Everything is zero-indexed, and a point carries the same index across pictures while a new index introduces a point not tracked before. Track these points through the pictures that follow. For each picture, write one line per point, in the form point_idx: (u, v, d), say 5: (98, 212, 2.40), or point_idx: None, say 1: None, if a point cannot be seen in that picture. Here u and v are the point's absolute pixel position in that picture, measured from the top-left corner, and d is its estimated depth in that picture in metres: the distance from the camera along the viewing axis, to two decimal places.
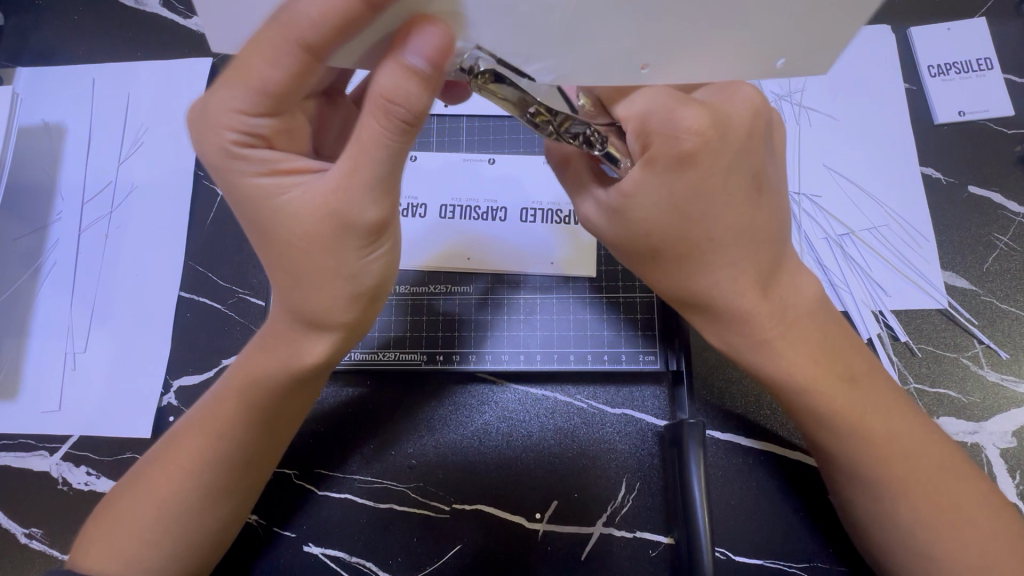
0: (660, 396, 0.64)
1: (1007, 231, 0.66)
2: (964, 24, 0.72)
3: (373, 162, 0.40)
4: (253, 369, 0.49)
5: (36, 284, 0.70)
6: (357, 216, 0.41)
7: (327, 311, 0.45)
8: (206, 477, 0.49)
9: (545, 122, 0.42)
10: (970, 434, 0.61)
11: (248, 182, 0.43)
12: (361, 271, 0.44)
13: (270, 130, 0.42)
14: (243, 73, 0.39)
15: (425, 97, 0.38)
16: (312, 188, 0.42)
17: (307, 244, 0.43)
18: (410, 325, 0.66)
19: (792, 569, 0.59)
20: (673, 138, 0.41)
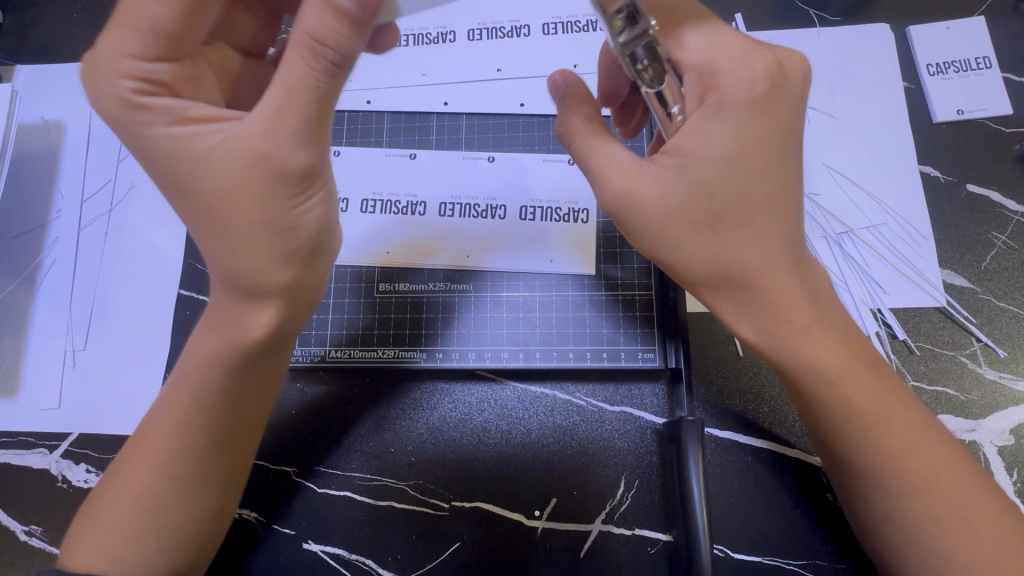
0: (659, 393, 0.64)
1: (1005, 230, 0.67)
2: (963, 23, 0.72)
3: (301, 103, 0.43)
4: (203, 345, 0.49)
5: (35, 282, 0.70)
6: (287, 159, 0.43)
7: (253, 270, 0.46)
8: (183, 464, 0.49)
9: (619, 28, 0.42)
10: (968, 431, 0.62)
11: (160, 132, 0.45)
12: (296, 220, 0.46)
13: (171, 76, 0.45)
14: (134, 17, 0.43)
15: (355, 41, 0.42)
16: (231, 136, 0.44)
17: (233, 187, 0.44)
18: (381, 312, 0.67)
19: (790, 566, 0.59)
20: (746, 81, 0.45)
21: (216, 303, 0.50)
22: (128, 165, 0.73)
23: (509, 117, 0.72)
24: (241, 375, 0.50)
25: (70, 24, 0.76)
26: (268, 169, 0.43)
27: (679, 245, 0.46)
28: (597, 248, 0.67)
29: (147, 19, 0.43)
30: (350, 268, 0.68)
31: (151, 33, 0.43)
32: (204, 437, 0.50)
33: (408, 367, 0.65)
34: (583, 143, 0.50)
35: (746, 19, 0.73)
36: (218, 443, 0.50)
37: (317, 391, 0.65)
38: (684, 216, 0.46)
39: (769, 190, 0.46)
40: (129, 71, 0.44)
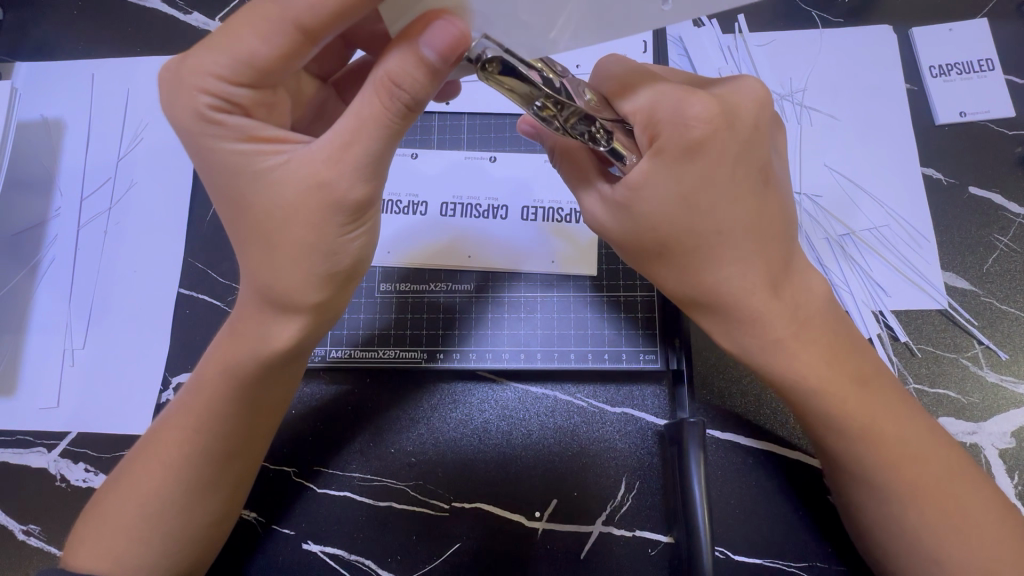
0: (659, 395, 0.64)
1: (1008, 232, 0.67)
2: (965, 25, 0.72)
3: (370, 138, 0.40)
4: (227, 357, 0.49)
5: (35, 279, 0.70)
6: (345, 190, 0.42)
7: (292, 290, 0.45)
8: (192, 468, 0.49)
9: (553, 113, 0.41)
10: (970, 434, 0.61)
11: (225, 148, 0.43)
12: (344, 248, 0.44)
13: (250, 101, 0.42)
14: (230, 38, 0.40)
15: (427, 87, 0.40)
16: (294, 162, 0.42)
17: (290, 215, 0.43)
18: (393, 321, 0.66)
19: (791, 569, 0.59)
20: (681, 127, 0.42)
21: (243, 311, 0.49)
22: (128, 163, 0.73)
23: (510, 117, 0.71)
24: (258, 384, 0.49)
25: (70, 22, 0.76)
26: (325, 199, 0.42)
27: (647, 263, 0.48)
28: (598, 250, 0.67)
29: (245, 47, 0.40)
30: None
31: (241, 60, 0.41)
32: (212, 442, 0.49)
33: (432, 382, 0.65)
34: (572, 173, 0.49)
35: (748, 20, 0.73)
36: (227, 451, 0.50)
37: (316, 391, 0.65)
38: (638, 245, 0.47)
39: (742, 214, 0.44)
40: (211, 87, 0.41)
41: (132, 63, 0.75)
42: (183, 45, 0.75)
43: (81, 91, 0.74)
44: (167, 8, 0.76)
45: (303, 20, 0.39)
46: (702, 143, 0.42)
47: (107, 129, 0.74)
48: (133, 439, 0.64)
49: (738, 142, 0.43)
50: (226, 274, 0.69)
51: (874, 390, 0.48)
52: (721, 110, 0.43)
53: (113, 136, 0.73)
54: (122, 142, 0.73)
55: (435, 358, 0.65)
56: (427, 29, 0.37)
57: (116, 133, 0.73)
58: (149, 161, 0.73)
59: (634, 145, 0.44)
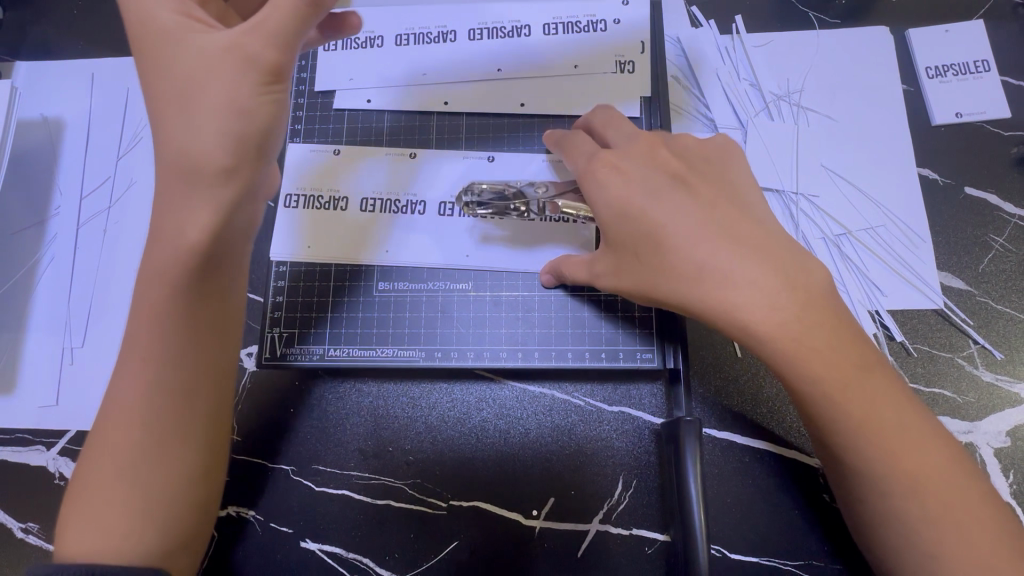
0: (657, 394, 0.64)
1: (1003, 232, 0.67)
2: (961, 26, 0.73)
3: (278, 15, 0.48)
4: (159, 255, 0.48)
5: (34, 277, 0.70)
6: (260, 55, 0.48)
7: (202, 177, 0.47)
8: (160, 408, 0.48)
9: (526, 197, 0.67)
10: (964, 433, 0.62)
11: (150, 16, 0.49)
12: (256, 113, 0.48)
13: None
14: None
15: None
16: (213, 39, 0.48)
17: (207, 108, 0.47)
18: (391, 319, 0.66)
19: (787, 567, 0.59)
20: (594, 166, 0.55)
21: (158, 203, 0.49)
22: (127, 162, 0.73)
23: (508, 117, 0.71)
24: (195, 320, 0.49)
25: (70, 21, 0.76)
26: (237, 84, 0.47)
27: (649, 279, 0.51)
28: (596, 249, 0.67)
29: None
30: (349, 268, 0.67)
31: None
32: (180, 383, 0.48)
33: (431, 380, 0.66)
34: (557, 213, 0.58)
35: (746, 22, 0.73)
36: (193, 388, 0.49)
37: (315, 389, 0.65)
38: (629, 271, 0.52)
39: (676, 206, 0.51)
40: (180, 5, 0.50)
41: (132, 62, 0.75)
42: None
43: (81, 90, 0.75)
44: None
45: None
46: (614, 164, 0.54)
47: (106, 129, 0.74)
48: None
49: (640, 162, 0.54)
50: None
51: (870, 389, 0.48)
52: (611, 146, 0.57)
53: (112, 135, 0.74)
54: (122, 141, 0.73)
55: (434, 357, 0.65)
56: None
57: (115, 132, 0.74)
58: (148, 160, 0.73)
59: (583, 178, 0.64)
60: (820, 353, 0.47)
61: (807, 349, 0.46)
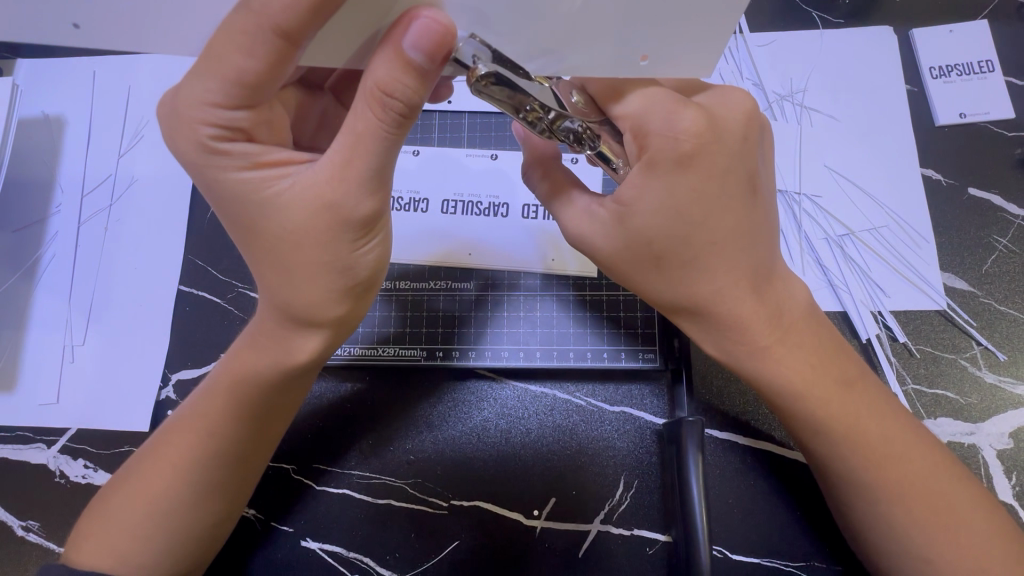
0: (659, 394, 0.64)
1: (1007, 233, 0.67)
2: (965, 26, 0.72)
3: (369, 154, 0.40)
4: (240, 368, 0.49)
5: (35, 276, 0.70)
6: (353, 207, 0.42)
7: (325, 260, 0.44)
8: (201, 472, 0.50)
9: (540, 117, 0.42)
10: (968, 435, 0.61)
11: (232, 177, 0.43)
12: (359, 263, 0.45)
13: (250, 122, 0.42)
14: (218, 66, 0.39)
15: (420, 92, 0.39)
16: (302, 180, 0.42)
17: (301, 187, 0.42)
18: (394, 320, 0.66)
19: (788, 568, 0.59)
20: (672, 139, 0.43)
21: (260, 326, 0.49)
22: (128, 160, 0.73)
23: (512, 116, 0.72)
24: (279, 385, 0.49)
25: None
26: (375, 116, 0.39)
27: (638, 274, 0.48)
28: None
29: (234, 70, 0.39)
30: None
31: (235, 82, 0.39)
32: (203, 451, 0.50)
33: (444, 384, 0.65)
34: (548, 190, 0.51)
35: (749, 21, 0.73)
36: (229, 461, 0.50)
37: (321, 390, 0.65)
38: (634, 253, 0.47)
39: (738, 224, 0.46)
40: (207, 120, 0.41)
41: (133, 60, 0.75)
42: None
43: (81, 87, 0.75)
44: None
45: (382, 82, 0.38)
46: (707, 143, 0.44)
47: (107, 126, 0.74)
48: (131, 435, 0.64)
49: (727, 155, 0.45)
50: (226, 271, 0.69)
51: (859, 398, 0.50)
52: (709, 120, 0.44)
53: (113, 133, 0.74)
54: (123, 140, 0.73)
55: (436, 356, 0.65)
56: (410, 29, 0.37)
57: (117, 131, 0.74)
58: (149, 158, 0.73)
59: (621, 148, 0.46)
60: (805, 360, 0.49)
61: (794, 351, 0.49)
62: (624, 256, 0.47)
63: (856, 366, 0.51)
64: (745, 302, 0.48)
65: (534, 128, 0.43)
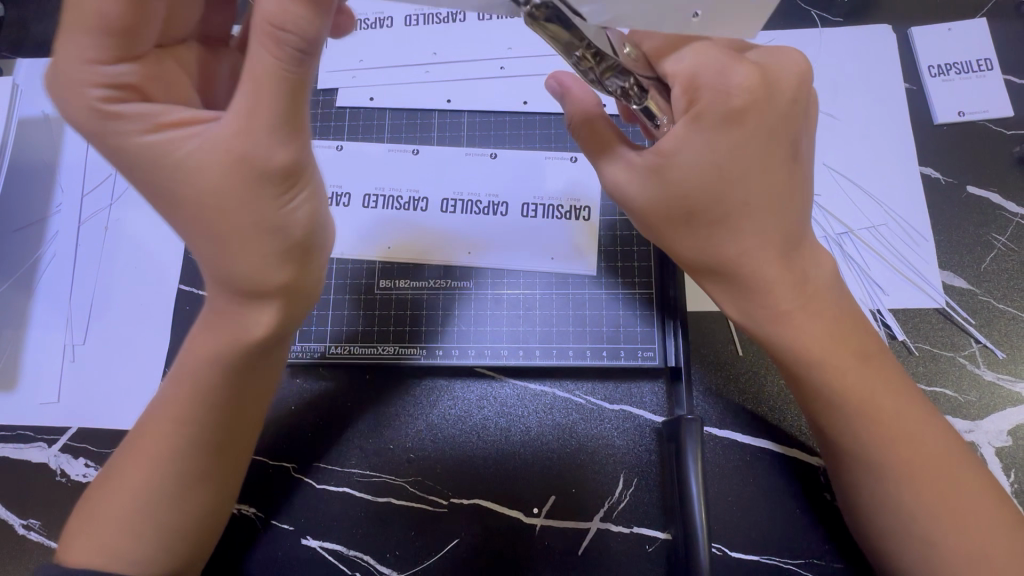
0: (658, 392, 0.64)
1: (1006, 231, 0.67)
2: (964, 24, 0.72)
3: (273, 98, 0.42)
4: (201, 347, 0.50)
5: (35, 276, 0.70)
6: (270, 155, 0.43)
7: (260, 217, 0.44)
8: (181, 460, 0.50)
9: (591, 65, 0.43)
10: (966, 432, 0.62)
11: (134, 142, 0.43)
12: (289, 220, 0.45)
13: (137, 77, 0.44)
14: (82, 16, 0.41)
15: (314, 23, 0.41)
16: (209, 138, 0.43)
17: (207, 146, 0.43)
18: (393, 319, 0.66)
19: (788, 566, 0.59)
20: (723, 94, 0.44)
21: (213, 303, 0.49)
22: None
23: (511, 114, 0.72)
24: (242, 362, 0.49)
25: None
26: (272, 56, 0.41)
27: (665, 229, 0.49)
28: (602, 243, 0.68)
29: (99, 16, 0.41)
30: (350, 263, 0.68)
31: (108, 32, 0.41)
32: (183, 440, 0.50)
33: (443, 381, 0.65)
34: (589, 140, 0.50)
35: None
36: (205, 447, 0.50)
37: (293, 386, 0.65)
38: None
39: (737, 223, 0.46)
40: (93, 77, 0.42)
41: None
42: None
43: None
44: None
45: (275, 19, 0.40)
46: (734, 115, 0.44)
47: None
48: None
49: (772, 114, 0.45)
50: None
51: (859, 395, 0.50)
52: (762, 77, 0.44)
53: None
54: None
55: (435, 355, 0.65)
56: None
57: None
58: None
59: (668, 106, 0.46)
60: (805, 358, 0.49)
61: (794, 349, 0.49)
62: (655, 213, 0.48)
63: None
64: None
65: (583, 73, 0.44)
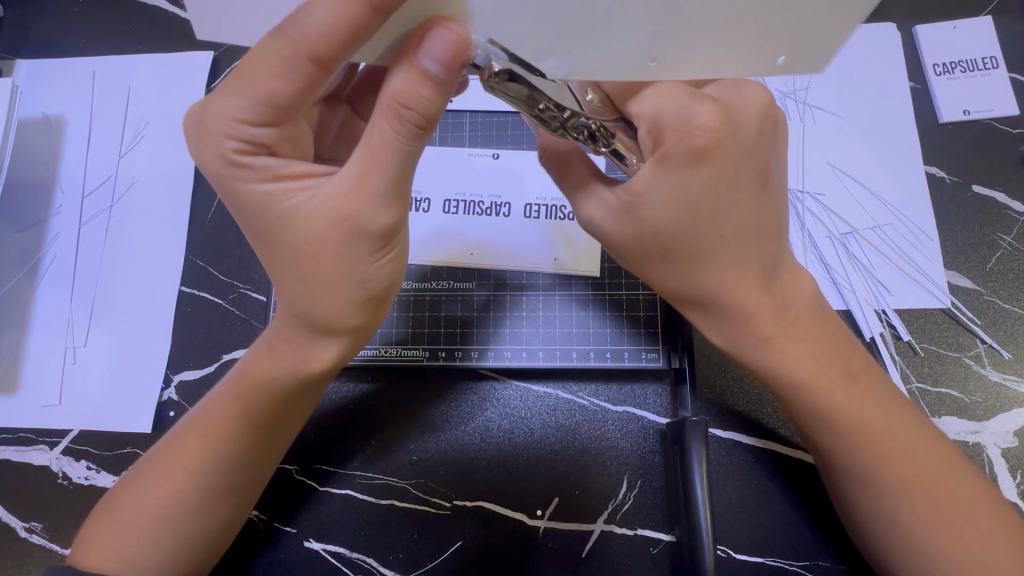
0: (662, 394, 0.64)
1: (1011, 231, 0.66)
2: (969, 22, 0.72)
3: (384, 166, 0.40)
4: (260, 374, 0.49)
5: (36, 278, 0.70)
6: (370, 219, 0.42)
7: (345, 273, 0.44)
8: (208, 474, 0.49)
9: (554, 114, 0.42)
10: (972, 433, 0.61)
11: (253, 189, 0.43)
12: (374, 276, 0.45)
13: (276, 139, 0.42)
14: (250, 82, 0.39)
15: (439, 101, 0.39)
16: (320, 193, 0.42)
17: (319, 200, 0.42)
18: (396, 320, 0.66)
19: (793, 568, 0.59)
20: (686, 133, 0.42)
21: (281, 331, 0.49)
22: (129, 160, 0.73)
23: (514, 114, 0.71)
24: (294, 391, 0.50)
25: (71, 19, 0.76)
26: (393, 130, 0.39)
27: (644, 266, 0.49)
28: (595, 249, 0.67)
29: (267, 91, 0.39)
30: None
31: (263, 101, 0.40)
32: (212, 453, 0.50)
33: (450, 384, 0.65)
34: (568, 178, 0.50)
35: None
36: (235, 464, 0.50)
37: (343, 388, 0.65)
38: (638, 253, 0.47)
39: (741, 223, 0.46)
40: (234, 133, 0.41)
41: (133, 60, 0.75)
42: (184, 43, 0.75)
43: (81, 88, 0.74)
44: (168, 4, 0.76)
45: (403, 98, 0.38)
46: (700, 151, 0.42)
47: (108, 126, 0.74)
48: (134, 436, 0.64)
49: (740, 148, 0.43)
50: (227, 271, 0.69)
51: (864, 397, 0.50)
52: (725, 113, 0.42)
53: (114, 134, 0.73)
54: (123, 140, 0.73)
55: (439, 357, 0.65)
56: (429, 42, 0.36)
57: (117, 131, 0.73)
58: (150, 158, 0.73)
59: (636, 145, 0.46)
60: (808, 359, 0.49)
61: (797, 351, 0.49)
62: (634, 248, 0.48)
63: (861, 363, 0.51)
64: (749, 303, 0.47)
65: (547, 125, 0.43)
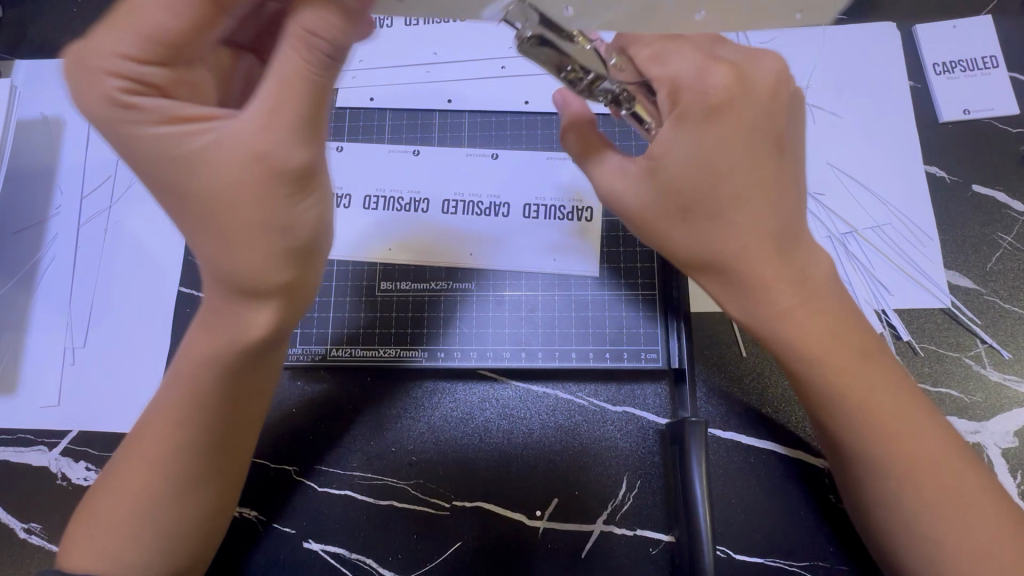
0: (661, 393, 0.64)
1: (1011, 231, 0.66)
2: (969, 21, 0.72)
3: (297, 101, 0.41)
4: (202, 349, 0.48)
5: (35, 278, 0.70)
6: (285, 157, 0.42)
7: (265, 216, 0.43)
8: (175, 465, 0.49)
9: (579, 78, 0.43)
10: (972, 433, 0.61)
11: (146, 134, 0.42)
12: (298, 222, 0.44)
13: (166, 80, 0.42)
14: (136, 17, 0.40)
15: (346, 32, 0.41)
16: (225, 137, 0.42)
17: (223, 143, 0.42)
18: (395, 321, 0.66)
19: (793, 569, 0.59)
20: (702, 92, 0.44)
21: (211, 302, 0.48)
22: None
23: (513, 114, 0.71)
24: (241, 365, 0.48)
25: (70, 20, 0.76)
26: (300, 57, 0.41)
27: (664, 230, 0.48)
28: (600, 249, 0.67)
29: (151, 24, 0.40)
30: (352, 265, 0.67)
31: (153, 37, 0.40)
32: (177, 445, 0.49)
33: (429, 376, 0.65)
34: (580, 149, 0.51)
35: None
36: (202, 451, 0.50)
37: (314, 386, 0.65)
38: None
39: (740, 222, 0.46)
40: (116, 67, 0.40)
41: None
42: None
43: None
44: None
45: (310, 27, 0.40)
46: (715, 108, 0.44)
47: None
48: None
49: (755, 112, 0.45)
50: None
51: None
52: (738, 78, 0.45)
53: None
54: None
55: (436, 357, 0.65)
56: None
57: None
58: None
59: (655, 108, 0.48)
60: (810, 359, 0.48)
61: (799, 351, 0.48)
62: (652, 212, 0.48)
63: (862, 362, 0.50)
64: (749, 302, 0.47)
65: (573, 87, 0.44)
